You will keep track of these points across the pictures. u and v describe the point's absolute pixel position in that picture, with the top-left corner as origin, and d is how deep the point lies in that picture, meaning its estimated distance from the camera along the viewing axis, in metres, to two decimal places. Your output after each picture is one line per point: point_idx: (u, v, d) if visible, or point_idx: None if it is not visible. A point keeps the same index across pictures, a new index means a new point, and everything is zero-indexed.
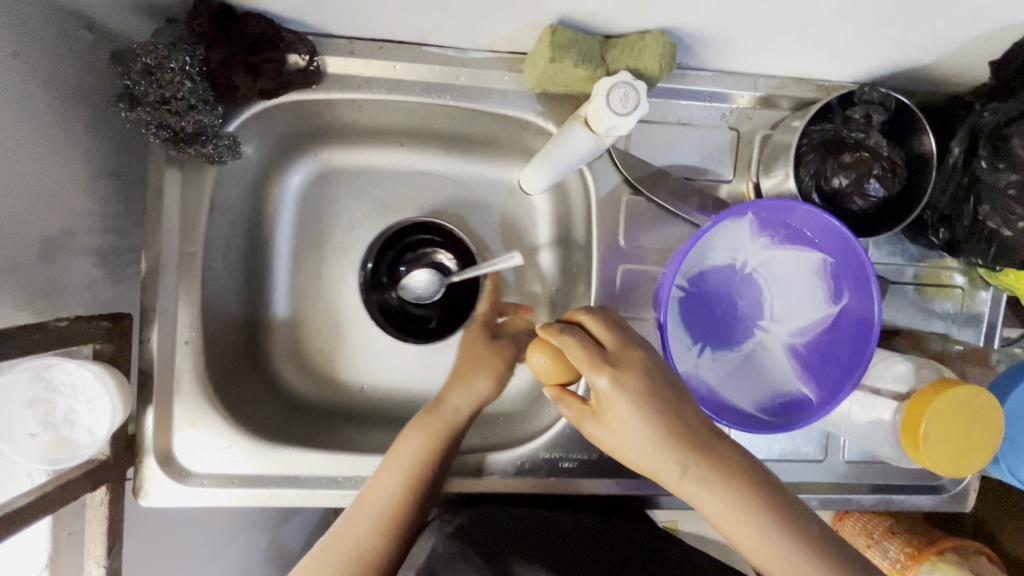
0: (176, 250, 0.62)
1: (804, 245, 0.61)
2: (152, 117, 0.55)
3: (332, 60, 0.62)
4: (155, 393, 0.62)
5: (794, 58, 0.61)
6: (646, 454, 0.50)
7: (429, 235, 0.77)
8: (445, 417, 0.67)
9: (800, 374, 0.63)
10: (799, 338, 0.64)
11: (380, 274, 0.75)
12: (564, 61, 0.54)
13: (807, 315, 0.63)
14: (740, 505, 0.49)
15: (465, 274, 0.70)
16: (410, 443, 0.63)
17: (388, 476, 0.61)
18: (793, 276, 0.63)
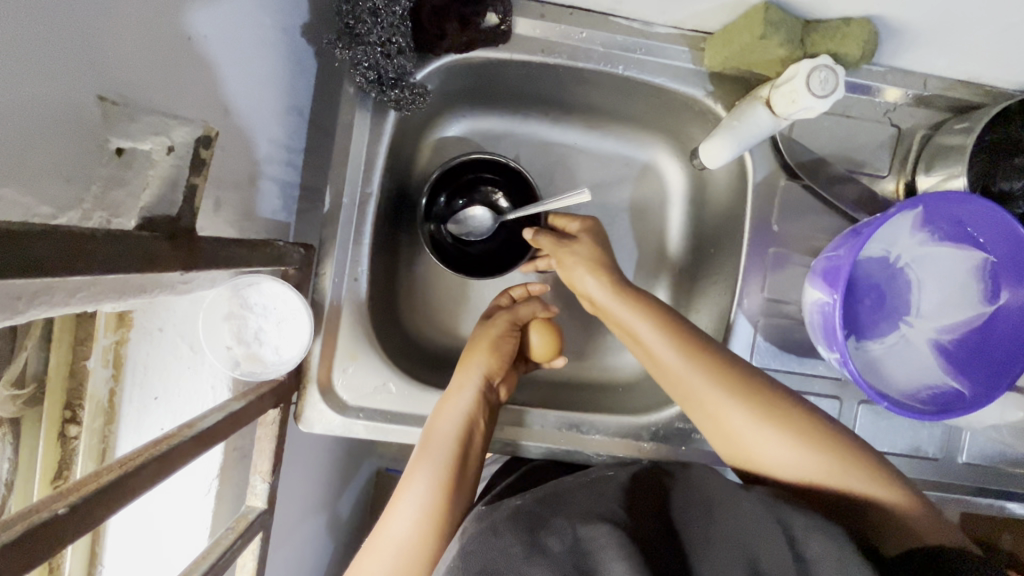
0: (355, 189, 0.65)
1: (964, 243, 0.63)
2: (365, 56, 0.57)
3: (522, 21, 0.64)
4: (323, 324, 0.64)
5: (975, 60, 0.63)
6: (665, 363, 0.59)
7: (487, 173, 0.74)
8: (454, 400, 0.64)
9: (945, 368, 0.64)
10: (946, 336, 0.65)
11: (434, 208, 0.73)
12: (771, 40, 0.55)
13: (959, 312, 0.64)
14: (759, 418, 0.56)
15: (527, 212, 0.68)
16: (438, 426, 0.62)
17: (432, 450, 0.61)
18: (944, 274, 0.65)
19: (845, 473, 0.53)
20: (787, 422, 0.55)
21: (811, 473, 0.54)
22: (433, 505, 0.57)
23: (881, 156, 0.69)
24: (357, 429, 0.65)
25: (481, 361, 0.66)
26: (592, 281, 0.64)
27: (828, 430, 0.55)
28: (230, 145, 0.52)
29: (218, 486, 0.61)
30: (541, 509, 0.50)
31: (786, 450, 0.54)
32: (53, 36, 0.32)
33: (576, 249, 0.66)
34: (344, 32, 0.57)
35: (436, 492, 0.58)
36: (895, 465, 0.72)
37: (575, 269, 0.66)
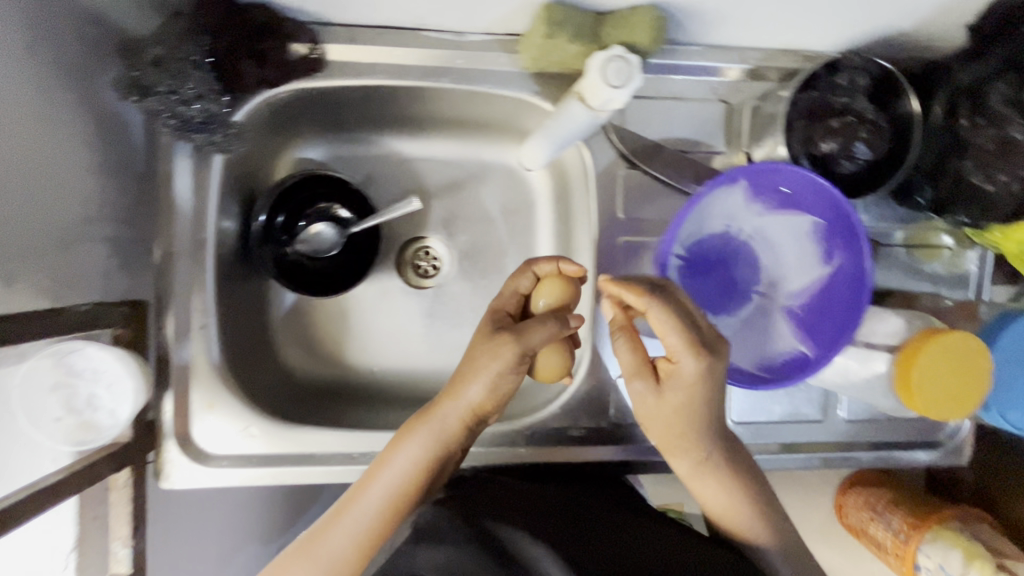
0: (188, 238, 0.64)
1: (797, 209, 0.64)
2: (162, 106, 0.57)
3: (333, 48, 0.64)
4: (172, 378, 0.63)
5: (780, 29, 0.63)
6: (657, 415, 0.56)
7: (320, 188, 0.76)
8: (441, 421, 0.61)
9: (796, 334, 0.65)
10: (795, 301, 0.66)
11: (276, 229, 0.74)
12: (560, 35, 0.56)
13: (802, 277, 0.66)
14: (724, 483, 0.58)
15: (366, 222, 0.74)
16: (408, 449, 0.60)
17: (385, 478, 0.59)
18: (786, 241, 0.66)
19: (793, 547, 0.59)
20: (760, 503, 0.59)
21: (739, 530, 0.59)
22: (375, 523, 0.58)
23: (716, 133, 0.70)
24: (223, 478, 0.64)
25: (476, 387, 0.60)
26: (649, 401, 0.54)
27: (776, 508, 0.60)
28: (22, 217, 0.51)
29: (77, 558, 0.59)
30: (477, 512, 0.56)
31: (744, 522, 0.58)
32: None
33: (671, 397, 0.52)
34: (136, 84, 0.57)
35: (378, 512, 0.59)
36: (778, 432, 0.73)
37: (652, 418, 0.54)
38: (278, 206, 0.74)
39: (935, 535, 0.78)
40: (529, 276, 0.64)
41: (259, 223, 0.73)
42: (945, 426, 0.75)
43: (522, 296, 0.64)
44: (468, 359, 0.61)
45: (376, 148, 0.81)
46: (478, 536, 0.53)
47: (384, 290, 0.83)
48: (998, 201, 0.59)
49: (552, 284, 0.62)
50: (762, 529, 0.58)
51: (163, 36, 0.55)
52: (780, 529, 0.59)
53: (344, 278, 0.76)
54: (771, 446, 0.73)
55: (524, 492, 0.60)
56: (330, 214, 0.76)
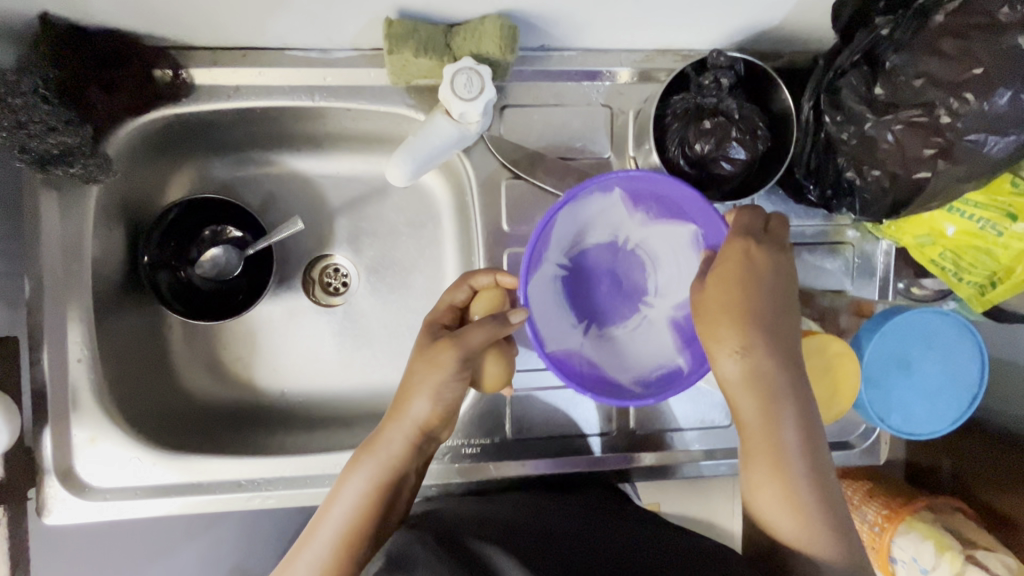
0: (61, 270, 0.63)
1: (679, 217, 0.62)
2: (12, 141, 0.56)
3: (198, 72, 0.64)
4: (51, 412, 0.63)
5: (647, 31, 0.62)
6: (748, 369, 0.50)
7: (212, 212, 0.76)
8: (385, 450, 0.58)
9: (679, 347, 0.64)
10: (681, 312, 0.64)
11: (167, 256, 0.74)
12: (407, 52, 0.55)
13: (688, 288, 0.64)
14: (773, 441, 0.51)
15: (258, 245, 0.74)
16: (350, 483, 0.57)
17: (328, 522, 0.56)
18: (671, 251, 0.64)
19: (794, 469, 0.51)
20: (767, 419, 0.51)
21: (791, 494, 0.51)
22: (334, 569, 0.55)
23: (600, 138, 0.68)
24: (108, 511, 0.63)
25: (422, 399, 0.57)
26: (730, 342, 0.50)
27: (801, 465, 0.52)
28: None
29: None
30: (467, 531, 0.58)
31: (782, 434, 0.51)
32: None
33: (712, 297, 0.51)
34: None
35: (336, 559, 0.55)
36: (683, 440, 0.72)
37: (713, 329, 0.50)
38: (168, 233, 0.74)
39: (910, 527, 0.75)
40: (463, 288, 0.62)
41: (151, 251, 0.73)
42: (855, 429, 0.72)
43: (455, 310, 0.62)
44: (406, 382, 0.58)
45: (275, 169, 0.81)
46: (454, 558, 0.53)
47: (292, 311, 0.83)
48: (873, 198, 0.57)
49: (484, 296, 0.60)
50: (760, 443, 0.52)
51: (6, 71, 0.55)
52: (794, 446, 0.52)
53: (235, 298, 0.76)
54: (677, 453, 0.72)
55: (507, 513, 0.62)
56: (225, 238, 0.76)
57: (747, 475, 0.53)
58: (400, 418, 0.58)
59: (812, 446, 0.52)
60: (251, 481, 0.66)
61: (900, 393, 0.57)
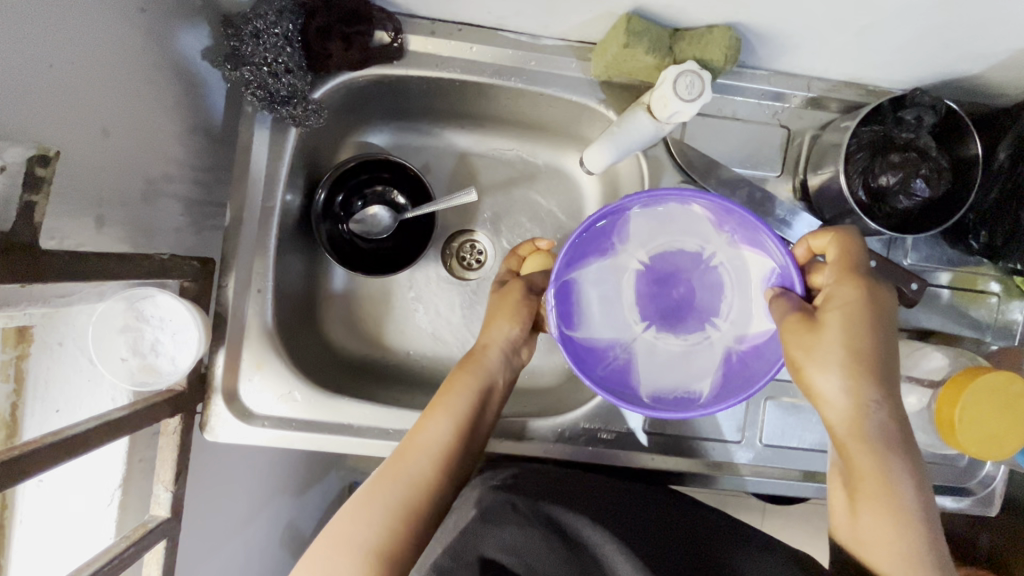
0: (258, 204, 0.67)
1: (762, 248, 0.62)
2: (253, 77, 0.61)
3: (414, 39, 0.67)
4: (227, 336, 0.66)
5: (848, 62, 0.65)
6: (848, 393, 0.52)
7: (382, 171, 0.80)
8: (483, 363, 0.67)
9: (719, 376, 0.65)
10: (742, 345, 0.65)
11: (334, 207, 0.78)
12: (636, 48, 0.59)
13: (756, 323, 0.64)
14: (881, 476, 0.52)
15: (421, 210, 0.76)
16: (461, 386, 0.64)
17: (441, 416, 0.62)
18: (749, 279, 0.64)
19: (910, 518, 0.51)
20: (878, 463, 0.52)
21: (901, 532, 0.51)
22: (444, 449, 0.60)
23: (771, 157, 0.71)
24: (262, 437, 0.66)
25: (507, 320, 0.68)
26: (841, 386, 0.52)
27: (911, 504, 0.52)
28: (114, 164, 0.55)
29: (121, 496, 0.61)
30: (547, 488, 0.61)
31: (894, 478, 0.52)
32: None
33: (823, 338, 0.53)
34: (234, 53, 0.61)
35: (444, 438, 0.61)
36: (805, 460, 0.73)
37: (823, 371, 0.52)
38: (342, 185, 0.78)
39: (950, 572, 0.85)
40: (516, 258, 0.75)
41: (320, 199, 0.76)
42: (975, 476, 0.74)
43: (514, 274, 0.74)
44: (491, 313, 0.70)
45: (435, 140, 0.84)
46: (538, 521, 0.57)
47: (428, 278, 0.84)
48: None
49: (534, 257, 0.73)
50: (871, 489, 0.52)
51: (265, 12, 0.59)
52: (905, 485, 0.52)
53: (390, 258, 0.81)
54: (796, 473, 0.73)
55: (585, 479, 0.64)
56: (388, 199, 0.81)
57: (855, 519, 0.54)
58: (495, 333, 0.68)
59: (923, 497, 0.52)
60: (395, 429, 0.68)
61: None
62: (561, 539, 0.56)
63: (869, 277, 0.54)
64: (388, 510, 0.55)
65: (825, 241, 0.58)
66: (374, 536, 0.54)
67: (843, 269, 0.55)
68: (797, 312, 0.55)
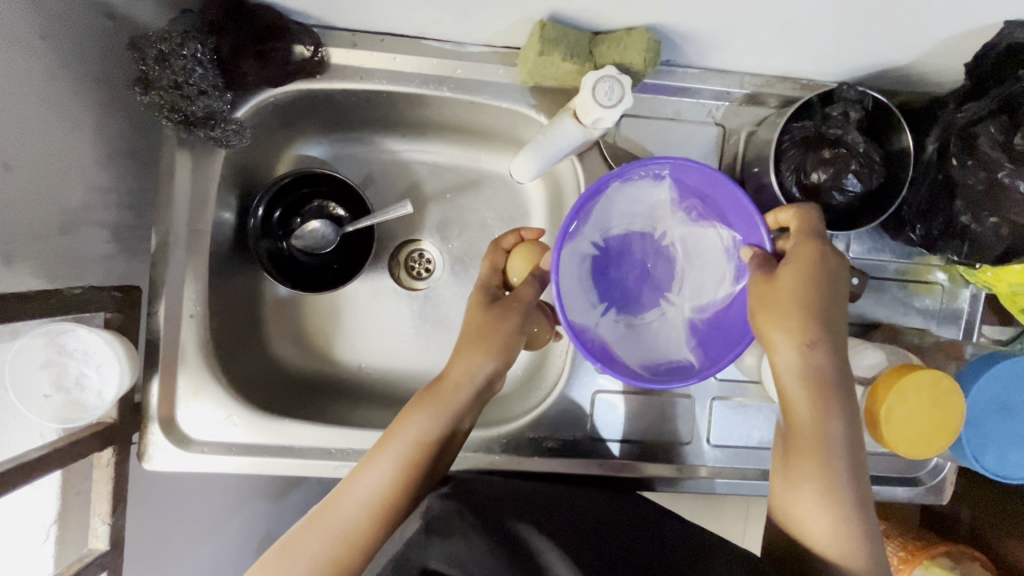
0: (185, 227, 0.66)
1: (719, 221, 0.61)
2: (165, 100, 0.59)
3: (335, 51, 0.65)
4: (160, 363, 0.65)
5: (775, 58, 0.64)
6: (801, 349, 0.52)
7: (319, 186, 0.78)
8: (448, 396, 0.64)
9: (690, 345, 0.64)
10: (702, 315, 0.64)
11: (272, 224, 0.77)
12: (552, 56, 0.57)
13: (713, 292, 0.63)
14: (819, 440, 0.53)
15: (358, 223, 0.75)
16: (411, 424, 0.62)
17: (386, 455, 0.61)
18: (705, 253, 0.64)
19: (839, 484, 0.52)
20: (821, 424, 0.53)
21: (829, 496, 0.52)
22: (392, 484, 0.60)
23: (708, 156, 0.70)
24: (203, 464, 0.66)
25: (475, 355, 0.64)
26: (790, 343, 0.53)
27: (844, 469, 0.53)
28: (23, 198, 0.54)
29: (58, 531, 0.61)
30: (498, 505, 0.59)
31: (834, 439, 0.53)
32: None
33: (780, 293, 0.53)
34: (143, 77, 0.58)
35: (391, 479, 0.60)
36: (758, 458, 0.73)
37: (775, 326, 0.53)
38: (279, 202, 0.77)
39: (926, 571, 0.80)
40: (500, 253, 0.70)
41: (257, 217, 0.75)
42: (924, 465, 0.73)
43: (498, 270, 0.70)
44: (472, 337, 0.65)
45: (376, 150, 0.83)
46: (487, 532, 0.55)
47: (376, 290, 0.83)
48: (987, 241, 0.60)
49: (520, 253, 0.68)
50: (808, 450, 0.53)
51: (170, 33, 0.57)
52: (842, 448, 0.53)
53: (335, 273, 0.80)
54: (748, 471, 0.73)
55: (539, 493, 0.62)
56: (327, 213, 0.79)
57: (788, 482, 0.54)
58: (469, 366, 0.64)
59: (857, 468, 0.53)
60: (336, 449, 0.68)
61: (1005, 438, 0.59)
62: (508, 549, 0.54)
63: (827, 243, 0.54)
64: (316, 551, 0.57)
65: (788, 214, 0.57)
66: (324, 552, 0.57)
67: (805, 232, 0.55)
68: (760, 272, 0.56)
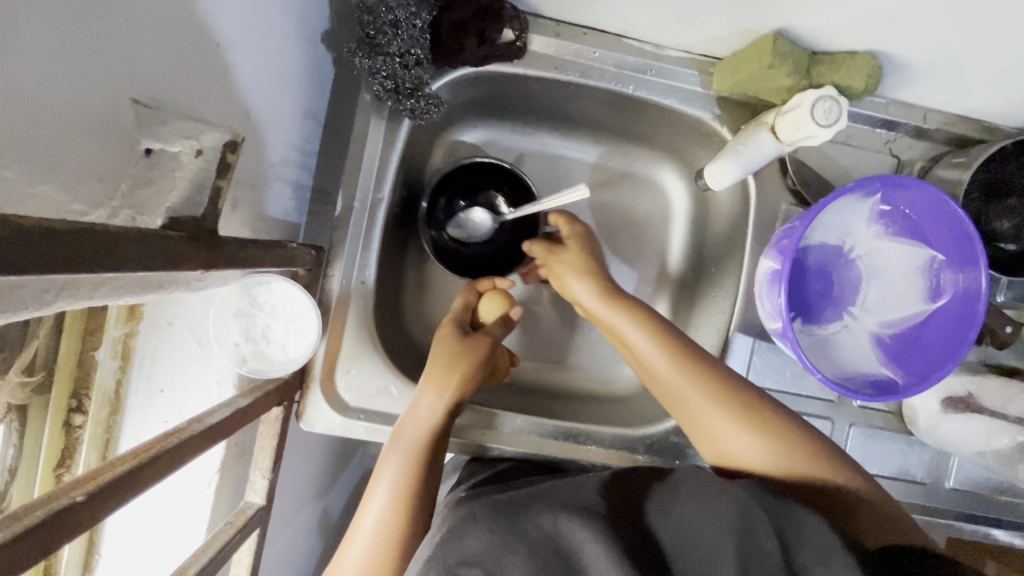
0: (368, 195, 0.66)
1: (916, 240, 0.64)
2: (384, 67, 0.59)
3: (538, 38, 0.66)
4: (327, 327, 0.65)
5: (973, 98, 0.65)
6: (597, 304, 0.67)
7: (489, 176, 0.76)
8: (422, 417, 0.60)
9: (880, 360, 0.66)
10: (887, 329, 0.66)
11: (436, 211, 0.75)
12: (779, 69, 0.58)
13: (902, 308, 0.66)
14: (758, 437, 0.56)
15: (523, 211, 0.70)
16: (402, 434, 0.59)
17: (386, 469, 0.58)
18: (897, 271, 0.66)
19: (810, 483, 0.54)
20: (697, 410, 0.59)
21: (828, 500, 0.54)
22: (399, 507, 0.56)
23: None
24: (357, 430, 0.66)
25: (434, 387, 0.62)
26: (582, 287, 0.68)
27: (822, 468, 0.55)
28: (248, 147, 0.54)
29: (218, 480, 0.61)
30: (524, 498, 0.50)
31: (739, 441, 0.57)
32: (95, 22, 0.33)
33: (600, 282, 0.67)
34: (366, 42, 0.59)
35: (393, 505, 0.55)
36: (883, 489, 0.73)
37: (568, 273, 0.69)
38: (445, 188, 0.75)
39: None
40: (475, 293, 0.71)
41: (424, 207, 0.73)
42: None
43: (470, 309, 0.71)
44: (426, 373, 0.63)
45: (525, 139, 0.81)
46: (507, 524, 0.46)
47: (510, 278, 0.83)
48: None
49: (493, 297, 0.70)
50: (716, 446, 0.58)
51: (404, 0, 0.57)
52: (754, 444, 0.56)
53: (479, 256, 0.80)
54: None
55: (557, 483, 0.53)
56: (490, 202, 0.77)
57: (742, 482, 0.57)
58: (421, 398, 0.61)
59: (833, 459, 0.56)
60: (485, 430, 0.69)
61: None
62: (532, 536, 0.44)
63: (584, 249, 0.72)
64: None
65: (560, 220, 0.75)
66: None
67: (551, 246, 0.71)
68: (544, 246, 0.72)
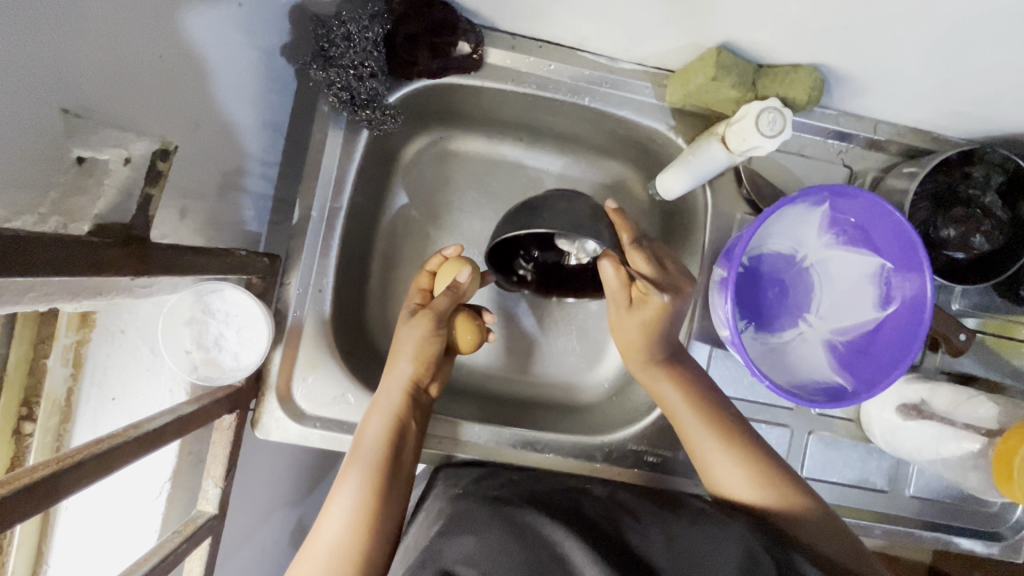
0: (326, 204, 0.67)
1: (864, 248, 0.65)
2: (338, 78, 0.61)
3: (494, 52, 0.67)
4: (284, 335, 0.66)
5: (918, 110, 0.66)
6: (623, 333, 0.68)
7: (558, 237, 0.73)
8: (387, 397, 0.62)
9: (834, 367, 0.66)
10: (840, 337, 0.67)
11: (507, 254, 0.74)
12: (724, 81, 0.60)
13: (854, 316, 0.66)
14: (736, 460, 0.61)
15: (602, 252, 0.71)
16: (370, 425, 0.61)
17: (359, 460, 0.59)
18: (849, 279, 0.67)
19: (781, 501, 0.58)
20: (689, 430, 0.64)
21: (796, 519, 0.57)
22: (363, 512, 0.56)
23: None
24: (313, 438, 0.66)
25: (402, 366, 0.63)
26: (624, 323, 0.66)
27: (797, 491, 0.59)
28: (199, 157, 0.55)
29: (170, 489, 0.61)
30: (512, 497, 0.57)
31: (719, 460, 0.62)
32: (20, 38, 0.34)
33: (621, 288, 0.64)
34: (321, 55, 0.60)
35: (366, 498, 0.57)
36: (843, 497, 0.73)
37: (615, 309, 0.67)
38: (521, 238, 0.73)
39: None
40: (427, 274, 0.68)
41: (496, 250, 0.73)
42: (1005, 521, 0.75)
43: (425, 291, 0.67)
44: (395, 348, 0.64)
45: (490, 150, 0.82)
46: (501, 525, 0.51)
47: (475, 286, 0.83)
48: None
49: (444, 271, 0.65)
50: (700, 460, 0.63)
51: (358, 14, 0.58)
52: (732, 465, 0.61)
53: None
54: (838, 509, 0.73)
55: (544, 493, 0.59)
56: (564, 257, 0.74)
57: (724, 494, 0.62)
58: (395, 372, 0.63)
59: (801, 489, 0.59)
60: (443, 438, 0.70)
61: None
62: (523, 541, 0.49)
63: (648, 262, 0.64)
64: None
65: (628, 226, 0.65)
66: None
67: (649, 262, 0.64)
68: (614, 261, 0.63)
